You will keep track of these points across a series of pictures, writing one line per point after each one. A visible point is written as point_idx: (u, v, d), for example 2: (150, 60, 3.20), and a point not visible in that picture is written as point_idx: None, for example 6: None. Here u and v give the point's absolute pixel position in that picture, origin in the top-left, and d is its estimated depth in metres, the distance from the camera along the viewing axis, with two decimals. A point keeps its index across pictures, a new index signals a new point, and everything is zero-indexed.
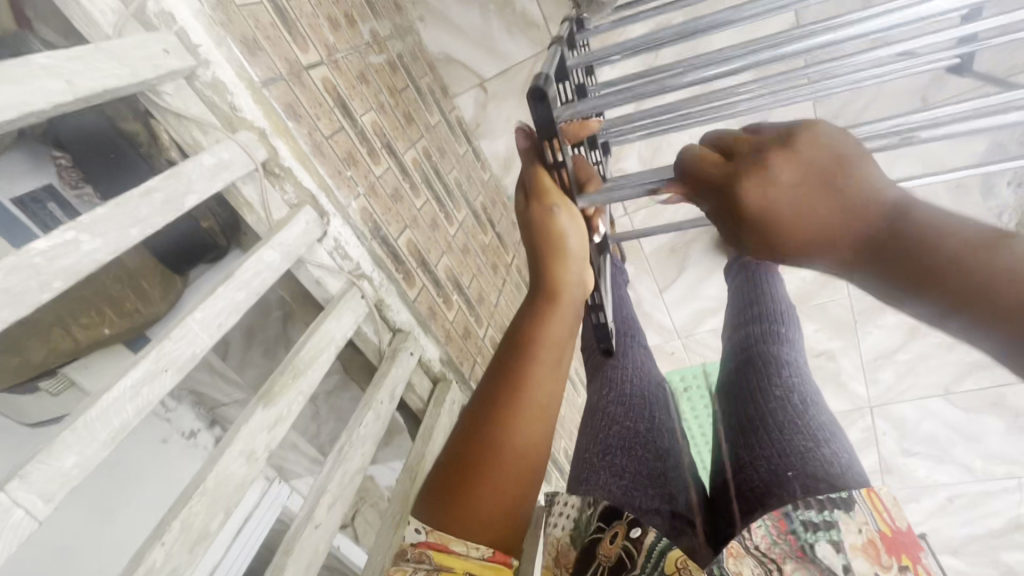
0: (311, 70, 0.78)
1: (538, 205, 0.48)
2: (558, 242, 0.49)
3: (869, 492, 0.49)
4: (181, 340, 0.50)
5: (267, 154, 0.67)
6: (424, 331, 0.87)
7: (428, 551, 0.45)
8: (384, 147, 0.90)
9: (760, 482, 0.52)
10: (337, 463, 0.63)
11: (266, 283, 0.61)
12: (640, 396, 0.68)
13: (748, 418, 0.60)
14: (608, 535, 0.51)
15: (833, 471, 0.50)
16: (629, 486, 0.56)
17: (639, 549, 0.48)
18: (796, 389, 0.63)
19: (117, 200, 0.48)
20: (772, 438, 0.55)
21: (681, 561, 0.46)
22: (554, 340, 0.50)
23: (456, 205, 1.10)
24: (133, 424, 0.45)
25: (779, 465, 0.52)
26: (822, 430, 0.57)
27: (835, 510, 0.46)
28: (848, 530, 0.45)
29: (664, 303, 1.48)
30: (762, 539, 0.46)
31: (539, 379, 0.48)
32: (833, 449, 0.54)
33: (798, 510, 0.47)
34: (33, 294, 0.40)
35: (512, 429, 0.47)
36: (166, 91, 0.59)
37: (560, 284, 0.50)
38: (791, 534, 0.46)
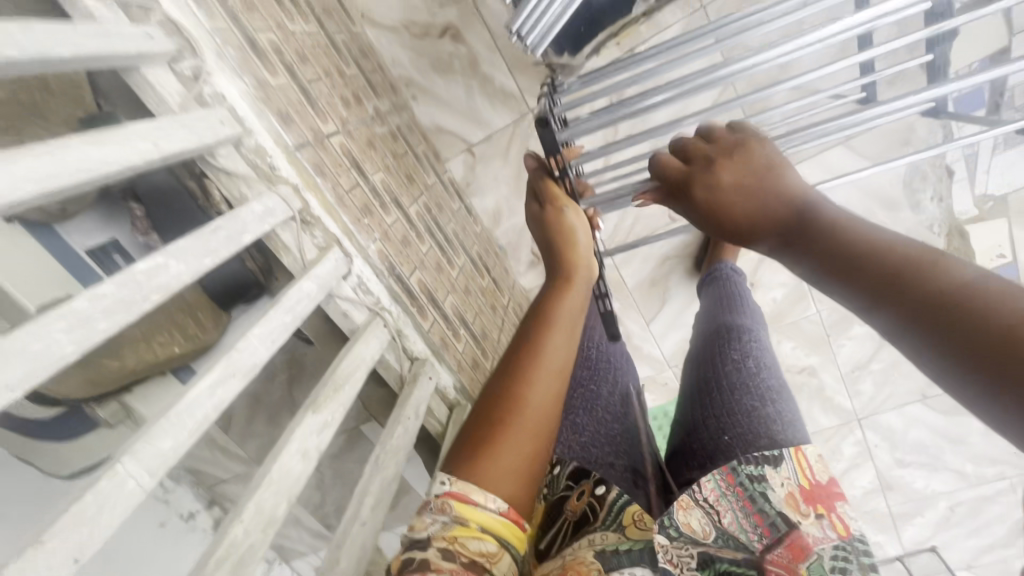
0: (331, 137, 0.91)
1: (552, 208, 0.63)
2: (569, 238, 0.63)
3: (798, 451, 0.60)
4: (244, 351, 0.58)
5: (300, 205, 0.78)
6: (439, 360, 0.94)
7: (450, 502, 0.49)
8: (392, 201, 1.02)
9: (715, 439, 0.64)
10: (376, 468, 0.68)
11: (306, 309, 0.70)
12: (603, 364, 0.84)
13: (708, 386, 0.72)
14: (575, 494, 0.64)
15: (772, 428, 0.63)
16: (588, 442, 0.70)
17: (601, 505, 0.61)
18: (750, 358, 0.74)
19: (193, 235, 0.58)
20: (723, 401, 0.68)
21: (636, 516, 0.58)
22: (567, 316, 0.59)
23: (456, 252, 1.21)
24: (211, 420, 0.51)
25: (727, 421, 0.65)
26: (767, 392, 0.69)
27: (770, 464, 0.58)
28: (779, 482, 0.57)
29: (652, 336, 1.58)
30: (710, 491, 0.58)
31: (555, 345, 0.57)
32: (776, 406, 0.67)
33: (740, 465, 0.59)
34: (137, 304, 0.48)
35: (533, 387, 0.54)
36: (220, 154, 0.71)
37: (573, 268, 0.62)
38: (737, 486, 0.58)
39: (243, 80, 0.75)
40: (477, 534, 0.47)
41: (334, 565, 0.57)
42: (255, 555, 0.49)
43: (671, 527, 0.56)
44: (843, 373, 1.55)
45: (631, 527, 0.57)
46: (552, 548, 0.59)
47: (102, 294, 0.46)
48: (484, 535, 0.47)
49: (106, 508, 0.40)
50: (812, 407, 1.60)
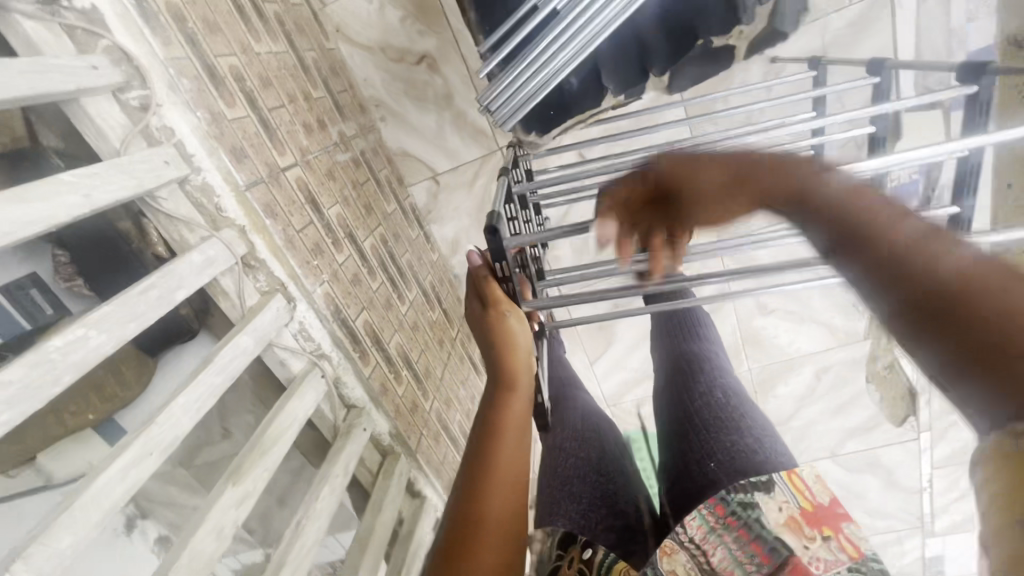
0: (287, 171, 0.88)
1: (495, 314, 0.63)
2: (509, 342, 0.62)
3: (793, 474, 0.63)
4: (165, 423, 0.56)
5: (245, 249, 0.76)
6: (376, 406, 0.94)
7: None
8: (346, 237, 1.00)
9: (695, 485, 0.66)
10: (296, 536, 0.67)
11: (239, 367, 0.68)
12: (591, 432, 0.84)
13: (683, 423, 0.75)
14: (566, 561, 0.64)
15: (755, 458, 0.64)
16: (585, 509, 0.69)
17: (591, 567, 0.62)
18: (719, 388, 0.79)
19: (119, 298, 0.55)
20: (700, 441, 0.70)
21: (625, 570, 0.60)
22: (515, 421, 0.60)
23: (407, 286, 1.20)
24: (119, 506, 0.50)
25: (705, 463, 0.67)
26: (741, 419, 0.72)
27: (763, 492, 0.60)
28: (775, 509, 0.59)
29: (594, 375, 1.62)
30: (698, 529, 0.61)
31: (503, 452, 0.58)
32: (756, 433, 0.70)
33: (733, 495, 0.60)
34: (48, 387, 0.46)
35: (490, 499, 0.55)
36: (161, 196, 0.67)
37: (516, 373, 0.62)
38: (727, 517, 0.60)
39: (195, 114, 0.72)
40: None
41: None
42: None
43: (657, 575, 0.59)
44: None
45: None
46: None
47: (8, 381, 0.43)
48: None
49: None
50: None
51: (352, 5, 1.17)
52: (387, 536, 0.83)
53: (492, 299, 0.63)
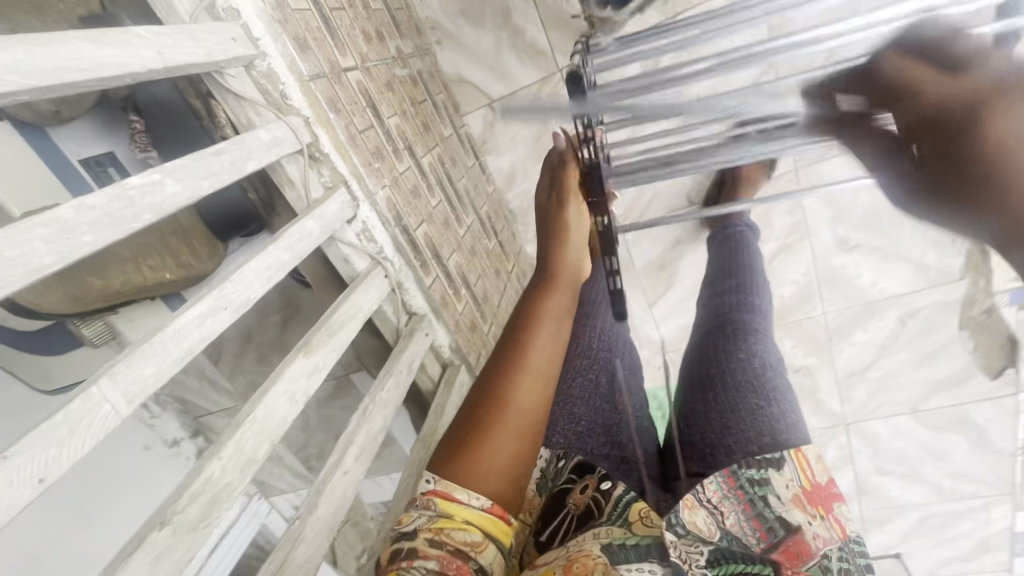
0: (348, 73, 0.86)
1: (559, 206, 0.61)
2: (564, 233, 0.61)
3: (800, 452, 0.56)
4: (238, 284, 0.55)
5: (310, 139, 0.74)
6: (437, 318, 0.92)
7: (434, 499, 0.52)
8: (405, 148, 0.98)
9: (711, 437, 0.62)
10: (364, 419, 0.66)
11: (307, 248, 0.67)
12: (608, 346, 0.79)
13: (711, 374, 0.69)
14: (580, 487, 0.58)
15: (778, 427, 0.60)
16: (584, 433, 0.66)
17: (607, 500, 0.55)
18: (759, 351, 0.72)
19: (192, 155, 0.54)
20: (728, 395, 0.65)
21: (645, 512, 0.52)
22: (553, 316, 0.61)
23: (464, 210, 1.17)
24: (198, 351, 0.49)
25: (731, 421, 0.62)
26: (775, 391, 0.67)
27: (773, 467, 0.53)
28: (781, 485, 0.52)
29: (653, 319, 1.56)
30: (713, 493, 0.52)
31: (536, 350, 0.59)
32: (781, 407, 0.64)
33: (742, 468, 0.53)
34: (128, 221, 0.45)
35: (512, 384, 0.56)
36: (229, 74, 0.66)
37: (562, 270, 0.63)
38: (739, 489, 0.52)
39: None
40: (461, 526, 0.50)
41: (311, 512, 0.55)
42: (232, 494, 0.47)
43: (679, 526, 0.49)
44: None
45: (636, 524, 0.52)
46: (553, 541, 0.55)
47: (91, 206, 0.43)
48: (468, 527, 0.51)
49: (76, 430, 0.38)
50: None
51: None
52: (450, 438, 0.82)
53: (564, 189, 0.59)
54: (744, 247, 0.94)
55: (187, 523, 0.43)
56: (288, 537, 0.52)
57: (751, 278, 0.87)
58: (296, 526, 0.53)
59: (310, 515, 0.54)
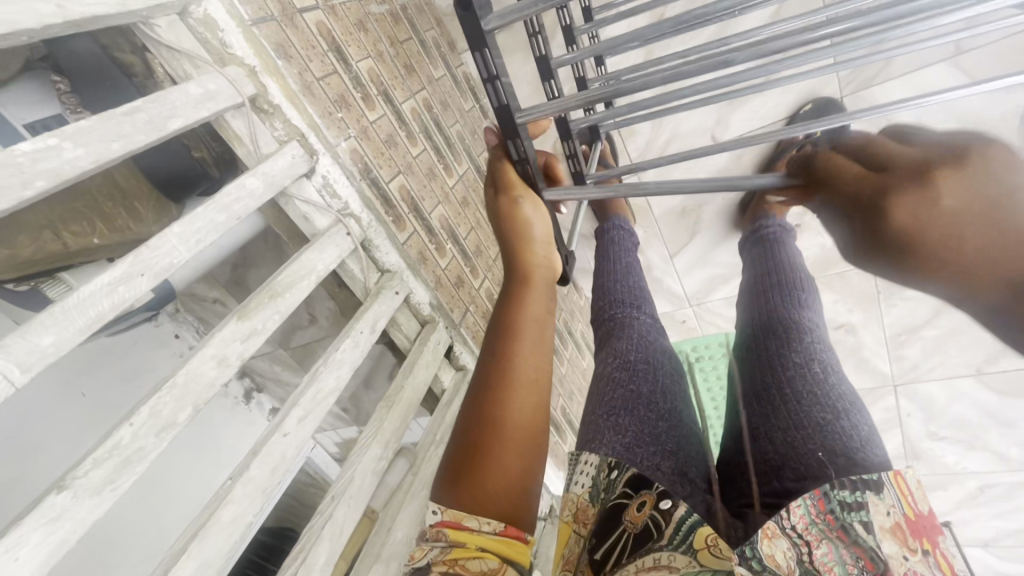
0: (305, 13, 0.80)
1: (507, 197, 0.60)
2: (523, 228, 0.60)
3: (897, 475, 0.50)
4: (158, 249, 0.54)
5: (255, 90, 0.70)
6: (413, 274, 0.90)
7: (444, 530, 0.48)
8: (379, 94, 0.92)
9: (776, 454, 0.56)
10: (312, 381, 0.66)
11: (248, 209, 0.64)
12: (644, 362, 0.71)
13: (765, 388, 0.65)
14: (636, 503, 0.52)
15: (851, 443, 0.54)
16: (632, 443, 0.59)
17: (667, 519, 0.50)
18: (817, 358, 0.67)
19: (99, 116, 0.52)
20: (787, 411, 0.60)
21: (712, 539, 0.46)
22: (534, 318, 0.58)
23: (457, 158, 1.11)
24: (106, 319, 0.49)
25: (796, 438, 0.56)
26: (841, 400, 0.60)
27: (871, 490, 0.47)
28: (884, 513, 0.46)
29: (675, 270, 1.46)
30: (799, 519, 0.47)
31: (524, 357, 0.55)
32: (852, 419, 0.58)
33: (834, 489, 0.48)
34: (15, 190, 0.44)
35: (505, 401, 0.52)
36: (158, 24, 0.62)
37: (531, 269, 0.60)
38: (829, 514, 0.47)
39: None
40: (475, 554, 0.46)
41: (242, 472, 0.56)
42: (145, 458, 0.48)
43: (753, 559, 0.45)
44: (888, 335, 1.43)
45: (704, 552, 0.46)
46: (609, 563, 0.50)
47: None
48: (484, 554, 0.45)
49: None
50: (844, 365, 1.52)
51: None
52: (417, 397, 0.81)
53: (506, 183, 0.61)
54: (788, 256, 0.94)
55: (90, 486, 0.44)
56: (217, 497, 0.54)
57: (799, 283, 0.85)
58: (225, 485, 0.55)
59: (240, 475, 0.56)
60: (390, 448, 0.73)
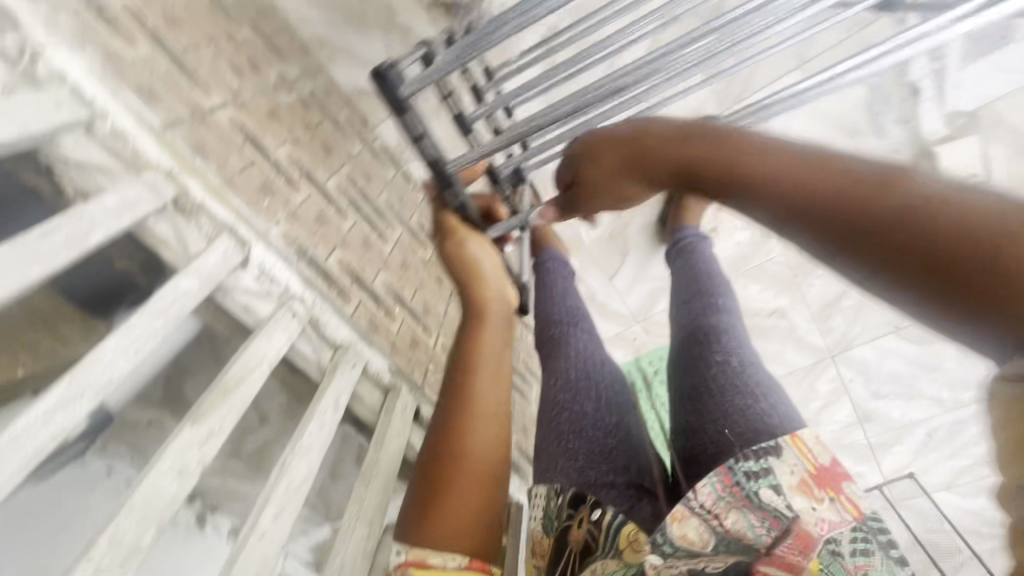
0: (215, 112, 0.82)
1: (451, 242, 0.65)
2: (473, 269, 0.64)
3: (796, 436, 0.53)
4: (94, 368, 0.51)
5: (177, 192, 0.70)
6: (368, 344, 0.88)
7: (409, 569, 0.47)
8: (302, 177, 0.94)
9: (711, 446, 0.59)
10: (281, 472, 0.63)
11: (185, 309, 0.62)
12: (585, 379, 0.73)
13: (695, 387, 0.68)
14: (575, 521, 0.55)
15: (771, 422, 0.57)
16: (584, 466, 0.61)
17: (599, 528, 0.53)
18: (735, 353, 0.72)
19: (14, 242, 0.50)
20: (714, 403, 0.63)
21: (633, 535, 0.51)
22: (490, 353, 0.61)
23: (389, 225, 1.13)
24: (46, 452, 0.46)
25: (724, 425, 0.59)
26: (759, 386, 0.65)
27: (773, 455, 0.50)
28: (786, 473, 0.49)
29: (616, 292, 1.53)
30: (706, 496, 0.49)
31: (482, 394, 0.58)
32: (770, 402, 0.62)
33: (738, 462, 0.50)
34: None
35: (468, 439, 0.54)
36: (64, 143, 0.61)
37: (484, 304, 0.63)
38: (734, 486, 0.49)
39: (86, 55, 0.65)
40: None
41: None
42: None
43: (666, 545, 0.48)
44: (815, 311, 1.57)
45: (627, 550, 0.51)
46: None
47: None
48: None
49: None
50: (785, 347, 1.62)
51: None
52: (395, 466, 0.79)
53: (448, 229, 0.65)
54: (705, 265, 1.02)
55: None
56: None
57: (715, 288, 0.92)
58: None
59: None
60: (378, 524, 0.70)
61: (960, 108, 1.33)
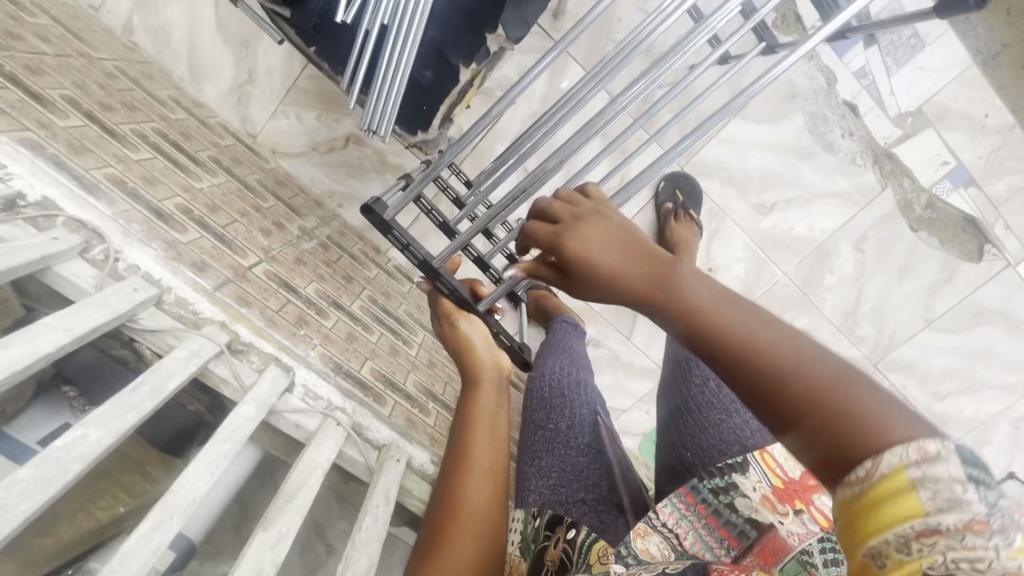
0: (253, 269, 0.99)
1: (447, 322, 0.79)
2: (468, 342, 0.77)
3: (763, 453, 0.69)
4: (180, 491, 0.61)
5: (230, 337, 0.84)
6: (408, 440, 0.96)
7: None
8: (330, 305, 1.09)
9: (692, 455, 0.73)
10: (346, 566, 0.69)
11: (246, 431, 0.73)
12: (559, 397, 0.86)
13: (680, 406, 0.82)
14: (553, 542, 0.66)
15: (741, 435, 0.72)
16: (556, 484, 0.73)
17: (572, 548, 0.63)
18: (711, 374, 0.85)
19: (112, 399, 0.63)
20: (695, 420, 0.77)
21: (601, 552, 0.59)
22: (486, 413, 0.70)
23: (412, 331, 1.26)
24: (149, 568, 0.54)
25: (702, 437, 0.74)
26: (732, 403, 0.79)
27: (737, 472, 0.65)
28: (749, 490, 0.63)
29: (638, 349, 1.58)
30: (670, 515, 0.62)
31: (480, 449, 0.66)
32: (741, 417, 0.77)
33: (702, 484, 0.65)
34: (59, 477, 0.53)
35: (466, 491, 0.61)
36: (141, 317, 0.77)
37: (481, 371, 0.74)
38: (700, 504, 0.62)
39: (152, 247, 0.84)
40: None
41: None
42: None
43: (629, 556, 0.56)
44: (839, 324, 1.55)
45: (596, 564, 0.58)
46: None
47: (20, 478, 0.50)
48: None
49: None
50: None
51: (276, 126, 1.36)
52: None
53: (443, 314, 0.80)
54: None
55: None
56: None
57: None
58: None
59: None
60: None
61: (903, 109, 1.45)
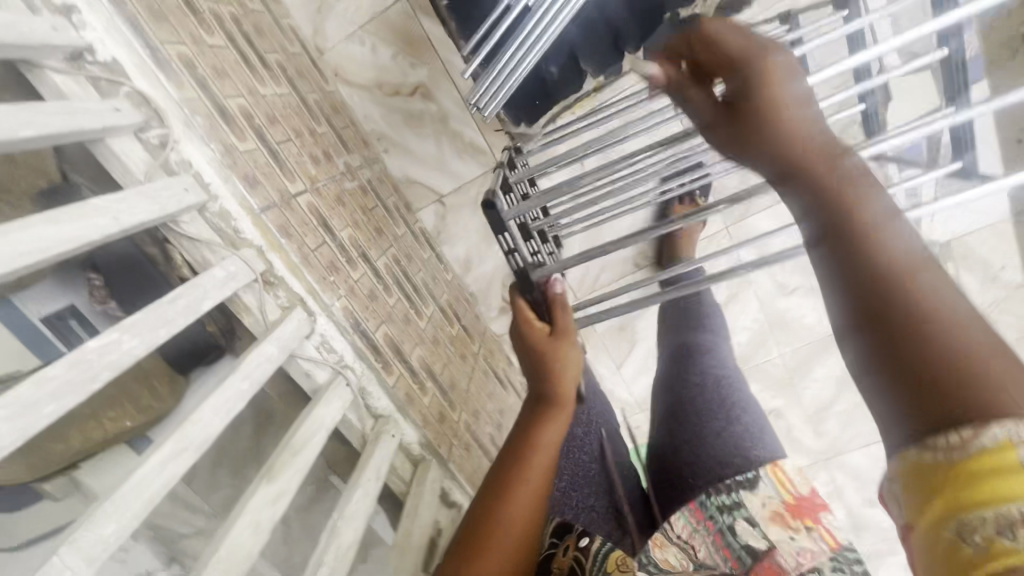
0: (298, 197, 0.94)
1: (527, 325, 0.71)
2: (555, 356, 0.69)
3: (775, 468, 0.72)
4: (197, 424, 0.57)
5: (265, 267, 0.79)
6: (403, 416, 0.94)
7: None
8: (359, 256, 1.04)
9: (687, 465, 0.77)
10: (331, 537, 0.68)
11: (265, 373, 0.69)
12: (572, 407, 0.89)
13: (677, 407, 0.84)
14: (562, 549, 0.67)
15: (743, 449, 0.75)
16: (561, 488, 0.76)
17: (587, 555, 0.64)
18: (713, 375, 0.88)
19: (148, 308, 0.58)
20: (693, 427, 0.80)
21: (621, 560, 0.62)
22: (551, 441, 0.67)
23: (424, 302, 1.23)
24: (156, 500, 0.51)
25: (701, 446, 0.77)
26: (735, 411, 0.82)
27: (747, 487, 0.69)
28: (757, 506, 0.68)
29: (623, 379, 1.61)
30: (683, 527, 0.69)
31: (535, 478, 0.64)
32: (741, 424, 0.80)
33: (711, 498, 0.70)
34: (87, 384, 0.49)
35: (512, 517, 0.61)
36: (183, 221, 0.72)
37: (561, 394, 0.69)
38: (708, 519, 0.68)
39: (210, 147, 0.77)
40: None
41: None
42: None
43: (651, 563, 0.64)
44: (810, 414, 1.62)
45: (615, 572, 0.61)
46: None
47: (51, 376, 0.46)
48: None
49: None
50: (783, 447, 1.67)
51: (347, 50, 1.28)
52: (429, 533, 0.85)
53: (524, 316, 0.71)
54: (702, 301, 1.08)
55: None
56: None
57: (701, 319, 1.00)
58: None
59: None
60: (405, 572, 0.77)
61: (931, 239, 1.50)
